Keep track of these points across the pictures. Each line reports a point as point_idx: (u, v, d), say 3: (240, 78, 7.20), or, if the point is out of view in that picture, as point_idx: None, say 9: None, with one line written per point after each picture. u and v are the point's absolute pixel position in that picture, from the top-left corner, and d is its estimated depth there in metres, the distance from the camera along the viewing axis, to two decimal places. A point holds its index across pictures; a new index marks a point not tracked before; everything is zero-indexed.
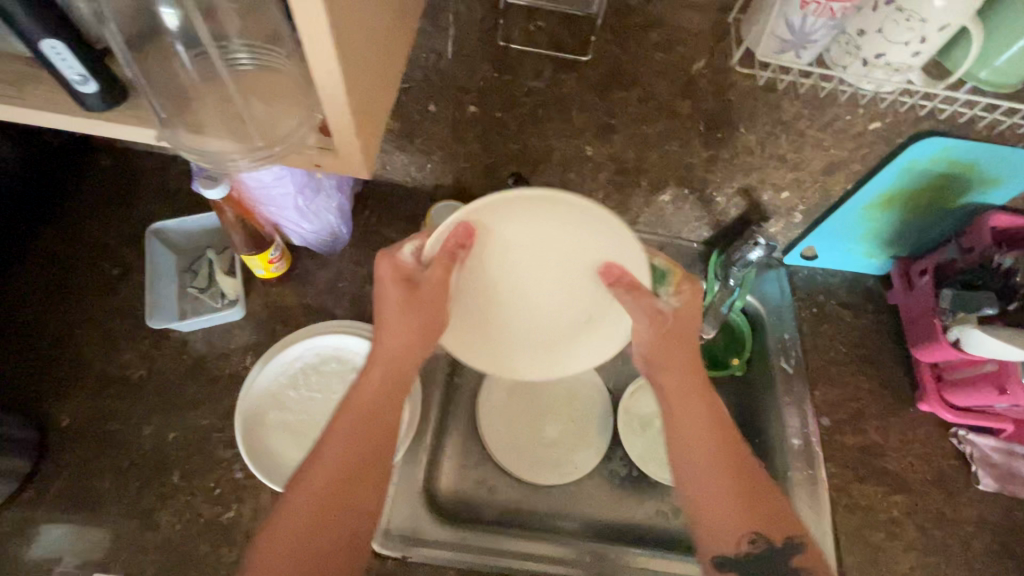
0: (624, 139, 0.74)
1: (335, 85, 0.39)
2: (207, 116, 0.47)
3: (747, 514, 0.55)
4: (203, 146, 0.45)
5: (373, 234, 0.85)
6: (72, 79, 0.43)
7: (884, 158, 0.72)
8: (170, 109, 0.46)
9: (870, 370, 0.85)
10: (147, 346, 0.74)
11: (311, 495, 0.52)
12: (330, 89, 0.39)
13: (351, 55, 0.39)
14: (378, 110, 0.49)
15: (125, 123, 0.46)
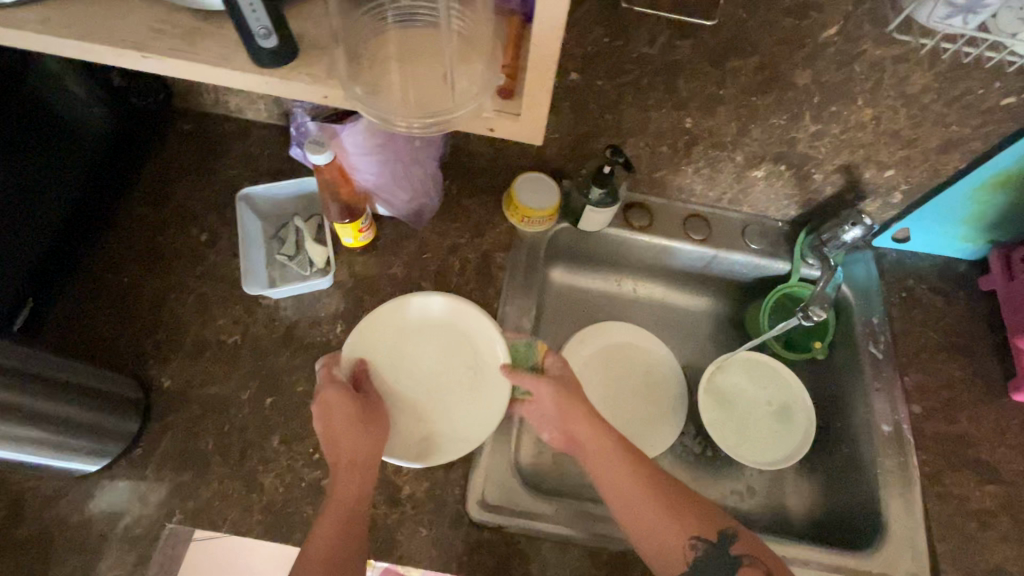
0: (728, 111, 0.71)
1: (549, 34, 0.40)
2: (385, 78, 0.45)
3: (675, 525, 0.59)
4: (384, 104, 0.44)
5: (455, 205, 0.84)
6: (256, 33, 0.40)
7: (1007, 136, 0.68)
8: (350, 66, 0.45)
9: (961, 357, 0.83)
10: (239, 312, 0.74)
11: (325, 535, 0.58)
12: (544, 38, 0.40)
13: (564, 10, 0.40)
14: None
15: (300, 80, 0.44)
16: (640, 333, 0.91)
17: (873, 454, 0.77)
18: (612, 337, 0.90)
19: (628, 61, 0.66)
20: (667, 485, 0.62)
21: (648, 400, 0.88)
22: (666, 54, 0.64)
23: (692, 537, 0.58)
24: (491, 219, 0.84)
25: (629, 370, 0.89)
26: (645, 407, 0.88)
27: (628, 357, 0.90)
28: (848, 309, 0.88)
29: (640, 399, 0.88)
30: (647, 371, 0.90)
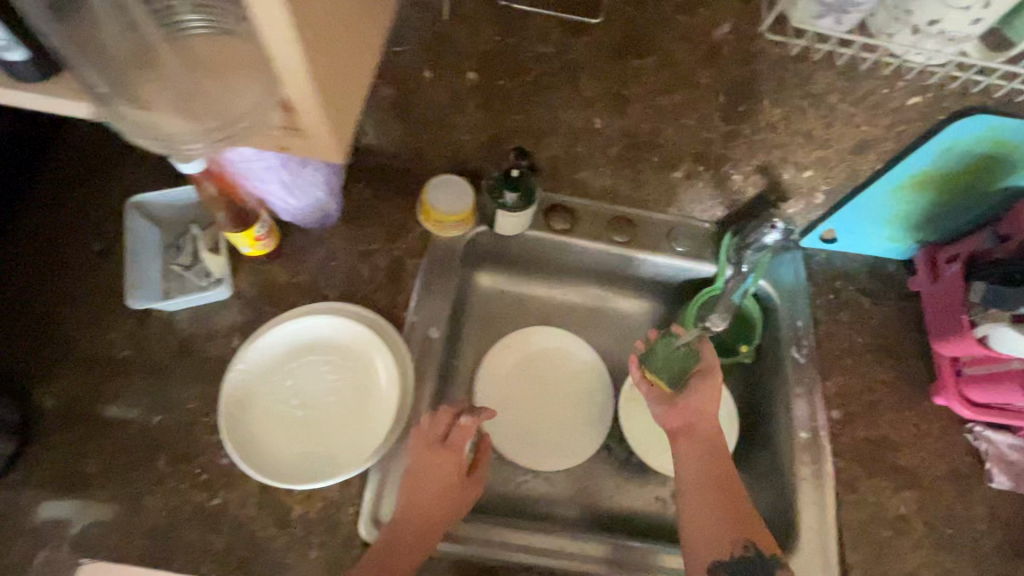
0: (637, 111, 0.68)
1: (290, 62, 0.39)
2: (154, 90, 0.46)
3: (742, 527, 0.66)
4: (158, 126, 0.45)
5: (367, 209, 0.81)
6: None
7: (920, 136, 0.65)
8: (106, 82, 0.45)
9: (886, 361, 0.81)
10: (130, 326, 0.71)
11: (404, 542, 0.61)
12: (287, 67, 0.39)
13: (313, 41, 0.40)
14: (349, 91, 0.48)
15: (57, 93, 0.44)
16: (562, 338, 0.90)
17: (789, 463, 0.76)
18: (534, 343, 0.89)
19: None
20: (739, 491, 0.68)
21: (573, 405, 0.87)
22: None
23: (746, 540, 0.65)
24: (405, 223, 0.81)
25: (551, 376, 0.88)
26: (570, 413, 0.86)
27: (551, 363, 0.89)
28: (774, 312, 0.86)
29: (564, 405, 0.87)
30: (572, 376, 0.88)
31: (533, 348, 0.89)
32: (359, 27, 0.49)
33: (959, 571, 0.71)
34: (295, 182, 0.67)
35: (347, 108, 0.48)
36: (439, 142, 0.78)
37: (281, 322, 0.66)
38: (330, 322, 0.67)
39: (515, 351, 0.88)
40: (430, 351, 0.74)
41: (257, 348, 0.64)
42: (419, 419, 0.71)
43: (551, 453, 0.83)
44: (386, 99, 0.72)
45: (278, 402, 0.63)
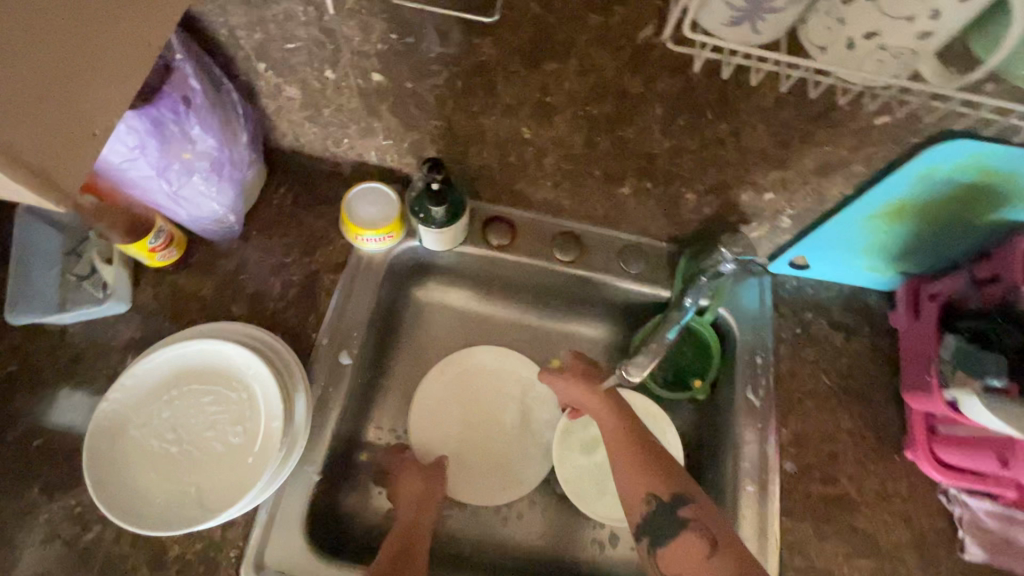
0: (566, 120, 0.60)
1: None
2: None
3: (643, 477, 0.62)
4: None
5: (286, 217, 0.74)
6: None
7: (894, 159, 0.56)
8: None
9: (855, 406, 0.72)
10: (20, 339, 0.66)
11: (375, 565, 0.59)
12: None
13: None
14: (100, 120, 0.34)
15: None
16: (504, 356, 0.82)
17: (733, 519, 0.68)
18: (474, 365, 0.81)
19: (430, 62, 0.55)
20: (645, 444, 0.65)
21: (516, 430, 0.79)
22: (469, 54, 0.53)
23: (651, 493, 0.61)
24: (326, 233, 0.74)
25: (490, 400, 0.80)
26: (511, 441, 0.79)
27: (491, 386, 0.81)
28: (732, 344, 0.77)
29: (503, 432, 0.79)
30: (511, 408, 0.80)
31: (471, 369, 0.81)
32: (87, 16, 0.32)
33: None
34: (182, 192, 0.60)
35: (83, 152, 0.33)
36: (360, 146, 0.71)
37: (166, 348, 0.59)
38: (220, 351, 0.60)
39: (451, 373, 0.80)
40: (339, 377, 0.68)
41: (136, 375, 0.58)
42: (319, 454, 0.65)
43: (493, 484, 0.76)
44: (293, 99, 0.64)
45: (151, 436, 0.57)
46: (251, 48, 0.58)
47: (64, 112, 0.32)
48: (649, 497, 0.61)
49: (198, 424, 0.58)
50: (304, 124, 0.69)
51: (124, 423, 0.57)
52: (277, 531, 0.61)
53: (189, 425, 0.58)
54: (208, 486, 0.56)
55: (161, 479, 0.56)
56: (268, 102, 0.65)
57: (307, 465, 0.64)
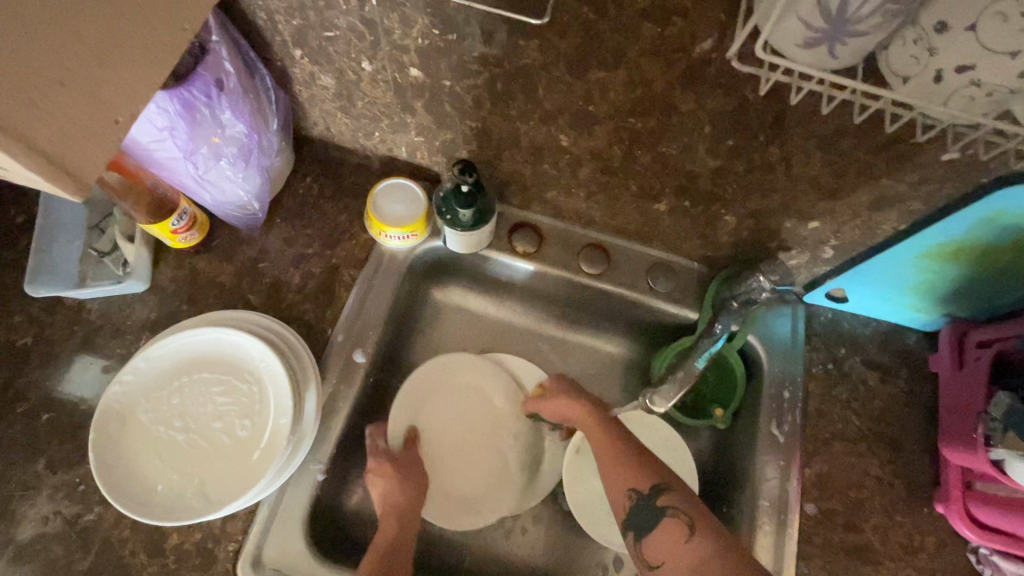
0: (606, 131, 0.57)
1: None
2: None
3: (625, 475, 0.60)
4: None
5: (311, 208, 0.73)
6: None
7: (956, 199, 0.52)
8: None
9: (884, 452, 0.69)
10: (38, 311, 0.66)
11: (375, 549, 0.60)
12: None
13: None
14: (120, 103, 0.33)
15: None
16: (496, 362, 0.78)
17: None
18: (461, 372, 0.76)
19: (471, 62, 0.53)
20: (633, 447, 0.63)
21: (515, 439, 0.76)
22: (512, 56, 0.51)
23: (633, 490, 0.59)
24: (349, 227, 0.73)
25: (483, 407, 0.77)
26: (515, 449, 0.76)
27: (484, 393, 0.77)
28: (759, 375, 0.74)
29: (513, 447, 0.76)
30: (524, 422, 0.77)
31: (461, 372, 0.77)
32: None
33: None
34: (208, 176, 0.59)
35: (96, 134, 0.31)
36: (391, 141, 0.69)
37: (180, 334, 0.58)
38: (234, 342, 0.58)
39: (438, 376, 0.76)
40: (352, 376, 0.67)
41: (148, 359, 0.57)
42: (326, 452, 0.63)
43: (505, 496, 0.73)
44: (328, 89, 0.63)
45: (158, 422, 0.56)
46: (289, 34, 0.56)
47: (79, 94, 0.30)
48: (631, 493, 0.59)
49: (205, 414, 0.57)
50: (337, 114, 0.68)
51: (132, 406, 0.56)
52: (277, 528, 0.59)
53: (196, 414, 0.57)
54: (209, 479, 0.55)
55: (164, 467, 0.55)
56: (302, 90, 0.64)
57: (313, 464, 0.62)
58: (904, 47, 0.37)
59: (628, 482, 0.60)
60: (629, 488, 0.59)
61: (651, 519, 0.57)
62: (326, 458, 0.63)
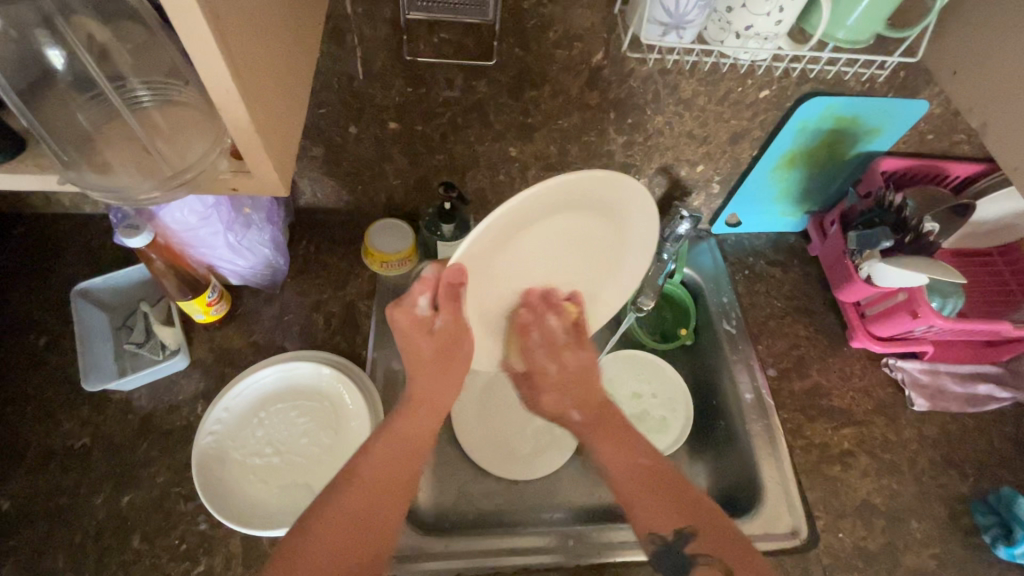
0: (543, 136, 0.77)
1: (236, 113, 0.31)
2: (115, 155, 0.39)
3: (678, 514, 0.61)
4: (113, 183, 0.38)
5: (314, 263, 0.85)
6: None
7: (779, 121, 0.78)
8: (72, 150, 0.39)
9: (805, 318, 0.91)
10: (88, 412, 0.70)
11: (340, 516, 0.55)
12: (231, 114, 0.31)
13: (259, 89, 0.33)
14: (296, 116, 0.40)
15: (24, 172, 0.38)
16: (635, 213, 0.67)
17: (742, 423, 0.82)
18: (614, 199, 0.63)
19: (437, 105, 0.71)
20: (682, 489, 0.62)
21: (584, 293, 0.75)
22: (468, 94, 0.70)
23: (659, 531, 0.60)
24: (353, 270, 0.85)
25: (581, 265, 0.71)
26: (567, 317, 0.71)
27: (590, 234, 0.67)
28: (701, 294, 0.95)
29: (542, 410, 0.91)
30: None
31: (609, 208, 0.65)
32: (294, 40, 0.40)
33: (906, 491, 0.78)
34: (241, 243, 0.71)
35: (291, 136, 0.39)
36: (372, 191, 0.84)
37: (249, 377, 0.68)
38: (299, 371, 0.69)
39: (569, 196, 0.59)
40: (395, 382, 0.77)
41: (227, 407, 0.66)
42: None
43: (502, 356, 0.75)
44: (317, 158, 0.77)
45: (251, 455, 0.64)
46: None
47: (285, 103, 0.38)
48: (650, 536, 0.60)
49: (291, 436, 0.66)
50: (324, 179, 0.82)
51: (224, 448, 0.64)
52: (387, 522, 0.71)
53: (283, 440, 0.66)
54: (313, 484, 0.64)
55: (269, 488, 0.63)
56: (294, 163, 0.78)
57: None
58: (715, 23, 0.56)
59: (649, 525, 0.61)
60: (652, 533, 0.60)
61: (682, 565, 0.59)
62: None
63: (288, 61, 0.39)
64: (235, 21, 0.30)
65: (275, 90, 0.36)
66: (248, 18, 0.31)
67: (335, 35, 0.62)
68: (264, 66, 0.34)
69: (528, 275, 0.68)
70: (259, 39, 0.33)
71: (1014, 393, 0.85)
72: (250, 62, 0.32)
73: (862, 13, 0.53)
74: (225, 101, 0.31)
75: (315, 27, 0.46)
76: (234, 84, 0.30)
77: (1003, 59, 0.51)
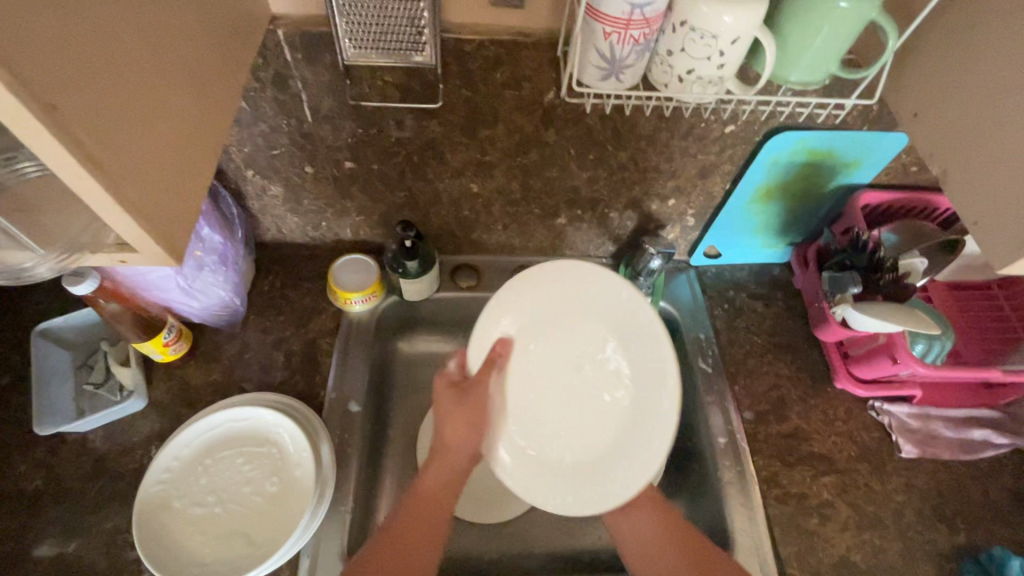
0: (504, 172, 0.74)
1: (96, 194, 0.30)
2: None
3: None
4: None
5: (278, 299, 0.84)
6: None
7: (749, 155, 0.74)
8: None
9: (788, 356, 0.86)
10: (43, 454, 0.71)
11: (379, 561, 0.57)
12: (94, 197, 0.30)
13: (129, 166, 0.32)
14: (200, 180, 0.39)
15: None
16: (642, 341, 0.64)
17: (715, 469, 0.78)
18: (635, 358, 0.66)
19: (390, 145, 0.70)
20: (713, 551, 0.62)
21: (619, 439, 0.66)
22: (420, 134, 0.68)
23: None
24: (316, 306, 0.84)
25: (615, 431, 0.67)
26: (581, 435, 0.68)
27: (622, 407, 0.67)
28: (679, 329, 0.91)
29: None
30: None
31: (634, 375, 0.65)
32: (198, 106, 0.39)
33: (889, 546, 0.73)
34: (194, 285, 0.71)
35: (187, 203, 0.38)
36: (336, 227, 0.83)
37: (195, 422, 0.68)
38: (247, 416, 0.69)
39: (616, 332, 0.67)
40: (352, 424, 0.75)
41: (174, 455, 0.66)
42: (348, 494, 0.70)
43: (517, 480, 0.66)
44: (276, 196, 0.77)
45: (194, 504, 0.64)
46: (241, 159, 0.70)
47: (179, 170, 0.37)
48: None
49: (236, 485, 0.66)
50: (286, 215, 0.81)
51: (168, 497, 0.64)
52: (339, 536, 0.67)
53: (226, 488, 0.66)
54: (255, 535, 0.63)
55: (209, 537, 0.62)
56: (254, 202, 0.78)
57: (339, 507, 0.69)
58: (658, 65, 0.54)
59: None
60: None
61: None
62: (348, 500, 0.70)
63: (186, 127, 0.38)
64: (74, 102, 0.28)
65: (161, 161, 0.35)
66: (100, 93, 0.30)
67: (278, 80, 0.61)
68: (141, 140, 0.33)
69: (555, 385, 0.70)
70: (124, 112, 0.31)
71: (1013, 440, 0.80)
72: (110, 139, 0.30)
73: (813, 55, 0.51)
74: (79, 183, 0.29)
75: (236, 82, 0.45)
76: (77, 163, 0.28)
77: (963, 105, 0.48)
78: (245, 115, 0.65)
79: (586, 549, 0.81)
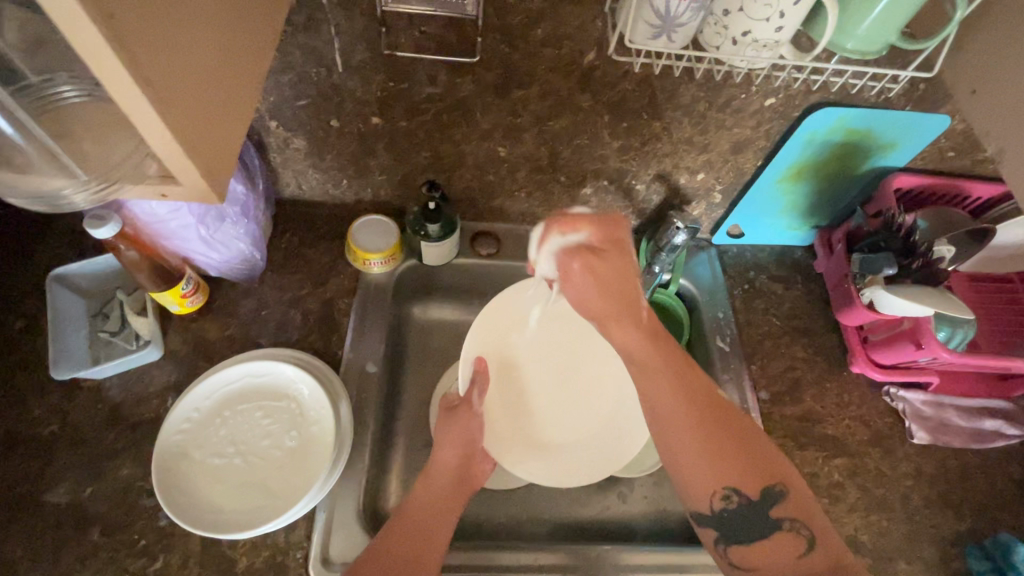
0: (533, 137, 0.72)
1: (147, 116, 0.28)
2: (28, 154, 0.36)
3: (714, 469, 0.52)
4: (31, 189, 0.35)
5: (295, 257, 0.83)
6: None
7: (785, 132, 0.73)
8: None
9: (806, 339, 0.86)
10: (58, 399, 0.70)
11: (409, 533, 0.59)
12: (145, 120, 0.29)
13: (178, 91, 0.30)
14: (243, 116, 0.38)
15: None
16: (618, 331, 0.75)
17: None
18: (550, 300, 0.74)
19: (420, 102, 0.68)
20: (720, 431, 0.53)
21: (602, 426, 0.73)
22: (451, 91, 0.66)
23: (725, 487, 0.52)
24: (333, 266, 0.83)
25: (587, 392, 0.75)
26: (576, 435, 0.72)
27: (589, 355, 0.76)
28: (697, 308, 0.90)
29: None
30: None
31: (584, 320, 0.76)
32: (244, 37, 0.37)
33: (895, 529, 0.74)
34: (215, 236, 0.70)
35: (231, 140, 0.36)
36: (357, 187, 0.82)
37: (213, 374, 0.67)
38: (265, 372, 0.68)
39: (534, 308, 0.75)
40: (367, 385, 0.75)
41: (191, 406, 0.65)
42: (364, 454, 0.70)
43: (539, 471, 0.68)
44: (299, 150, 0.75)
45: (213, 455, 0.64)
46: (266, 109, 0.68)
47: (225, 102, 0.35)
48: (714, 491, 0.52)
49: (253, 438, 0.66)
50: (307, 171, 0.79)
51: (186, 447, 0.64)
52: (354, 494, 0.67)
53: (244, 442, 0.65)
54: (274, 488, 0.63)
55: (228, 488, 0.62)
56: (276, 155, 0.76)
57: (355, 466, 0.69)
58: (712, 26, 0.52)
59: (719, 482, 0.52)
60: (726, 487, 0.52)
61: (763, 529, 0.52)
62: (363, 459, 0.70)
63: (233, 57, 0.36)
64: (131, 14, 0.26)
65: (209, 90, 0.33)
66: (155, 9, 0.28)
67: (310, 25, 0.59)
68: (191, 65, 0.31)
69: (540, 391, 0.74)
70: (177, 33, 0.30)
71: None
72: (163, 61, 0.29)
73: (873, 23, 0.49)
74: (131, 105, 0.28)
75: (278, 17, 0.43)
76: (133, 83, 0.27)
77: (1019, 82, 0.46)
78: (273, 62, 0.63)
79: (595, 519, 0.81)
